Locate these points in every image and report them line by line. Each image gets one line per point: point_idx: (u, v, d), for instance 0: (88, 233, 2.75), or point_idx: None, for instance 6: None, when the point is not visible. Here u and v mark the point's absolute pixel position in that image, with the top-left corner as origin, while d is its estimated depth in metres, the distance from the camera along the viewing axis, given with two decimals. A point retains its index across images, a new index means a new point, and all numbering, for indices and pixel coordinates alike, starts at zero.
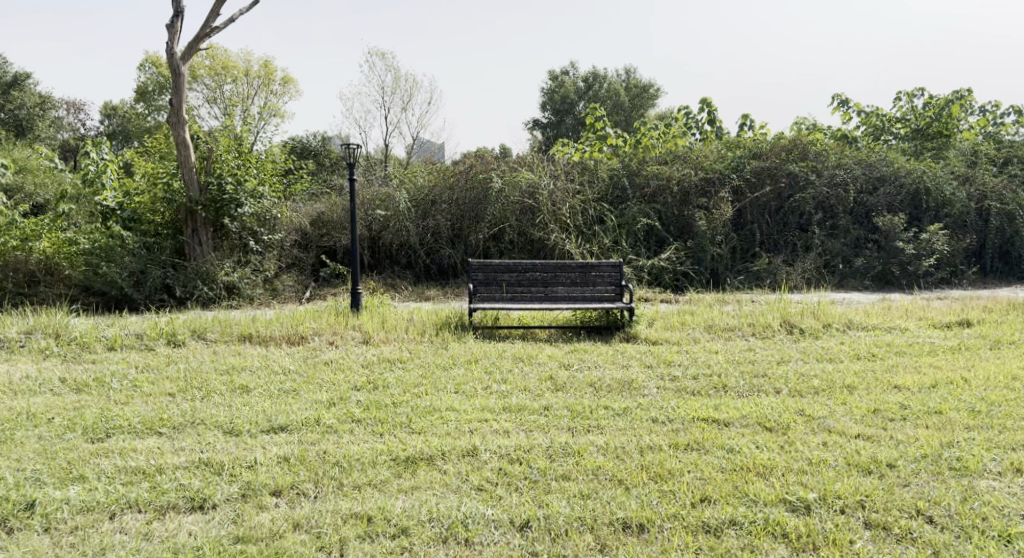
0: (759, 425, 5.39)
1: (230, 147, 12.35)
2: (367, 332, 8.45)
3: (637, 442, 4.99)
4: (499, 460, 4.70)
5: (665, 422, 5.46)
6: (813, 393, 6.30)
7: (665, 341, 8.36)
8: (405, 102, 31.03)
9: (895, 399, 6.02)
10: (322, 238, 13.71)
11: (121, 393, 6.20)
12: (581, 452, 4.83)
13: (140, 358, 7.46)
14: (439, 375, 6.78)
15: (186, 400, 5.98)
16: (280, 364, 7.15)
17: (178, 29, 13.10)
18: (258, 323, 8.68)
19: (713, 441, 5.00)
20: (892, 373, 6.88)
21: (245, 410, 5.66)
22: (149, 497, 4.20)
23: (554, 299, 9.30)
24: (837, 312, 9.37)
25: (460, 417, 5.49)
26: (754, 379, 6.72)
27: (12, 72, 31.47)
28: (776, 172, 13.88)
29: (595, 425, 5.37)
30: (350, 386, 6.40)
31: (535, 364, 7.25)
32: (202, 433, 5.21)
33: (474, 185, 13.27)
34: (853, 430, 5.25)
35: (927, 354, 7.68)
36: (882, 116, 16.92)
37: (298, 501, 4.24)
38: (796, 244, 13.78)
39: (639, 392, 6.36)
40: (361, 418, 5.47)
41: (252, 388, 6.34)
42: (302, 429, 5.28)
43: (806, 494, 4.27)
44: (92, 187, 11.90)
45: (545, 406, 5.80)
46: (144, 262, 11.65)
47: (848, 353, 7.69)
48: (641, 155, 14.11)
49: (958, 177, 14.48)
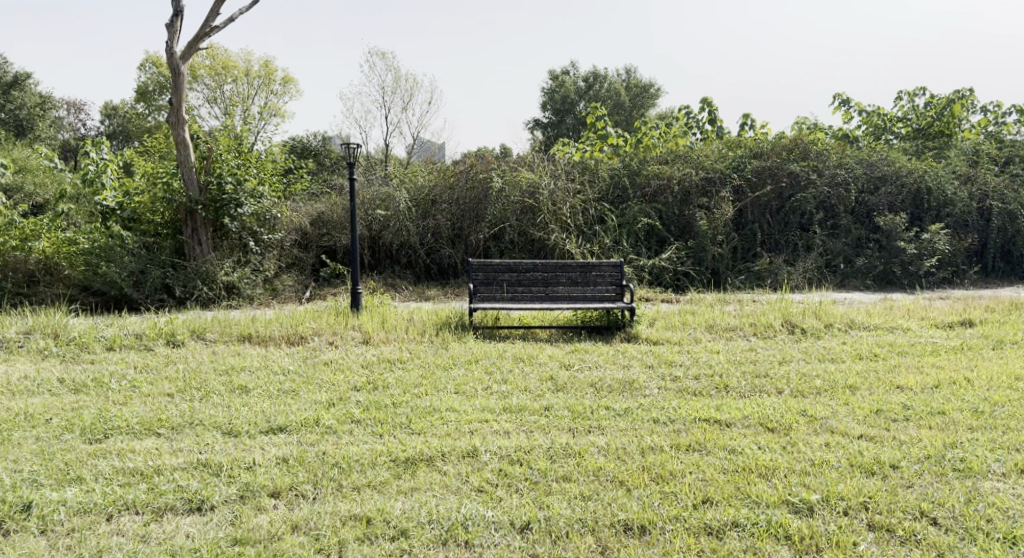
0: (761, 426, 5.36)
1: (230, 147, 12.31)
2: (367, 332, 8.42)
3: (639, 443, 4.96)
4: (499, 462, 4.67)
5: (666, 423, 5.43)
6: (815, 393, 6.27)
7: (666, 341, 8.33)
8: (405, 102, 31.02)
9: (898, 399, 5.99)
10: (322, 238, 13.68)
11: (120, 394, 6.17)
12: (582, 452, 4.80)
13: (139, 358, 7.43)
14: (439, 375, 6.75)
15: (185, 401, 5.95)
16: (280, 364, 7.12)
17: (178, 29, 13.08)
18: (257, 324, 8.64)
19: (714, 442, 4.97)
20: (894, 373, 6.84)
21: (244, 410, 5.63)
22: (146, 499, 4.17)
23: (554, 299, 9.27)
24: (839, 312, 9.34)
25: (460, 418, 5.46)
26: (756, 379, 6.69)
27: (12, 72, 31.44)
28: (777, 172, 13.84)
29: (596, 426, 5.34)
30: (350, 387, 6.37)
31: (536, 364, 7.22)
32: (201, 434, 5.18)
33: (474, 185, 13.24)
34: (856, 430, 5.22)
35: (929, 354, 7.64)
36: (883, 116, 16.88)
37: (296, 503, 4.21)
38: (797, 244, 13.74)
39: (640, 392, 6.33)
40: (360, 419, 5.44)
41: (251, 388, 6.31)
42: (301, 429, 5.25)
43: (809, 495, 4.24)
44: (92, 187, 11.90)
45: (546, 407, 5.77)
46: (143, 262, 11.62)
47: (850, 353, 7.66)
48: (642, 155, 14.07)
49: (960, 176, 14.43)
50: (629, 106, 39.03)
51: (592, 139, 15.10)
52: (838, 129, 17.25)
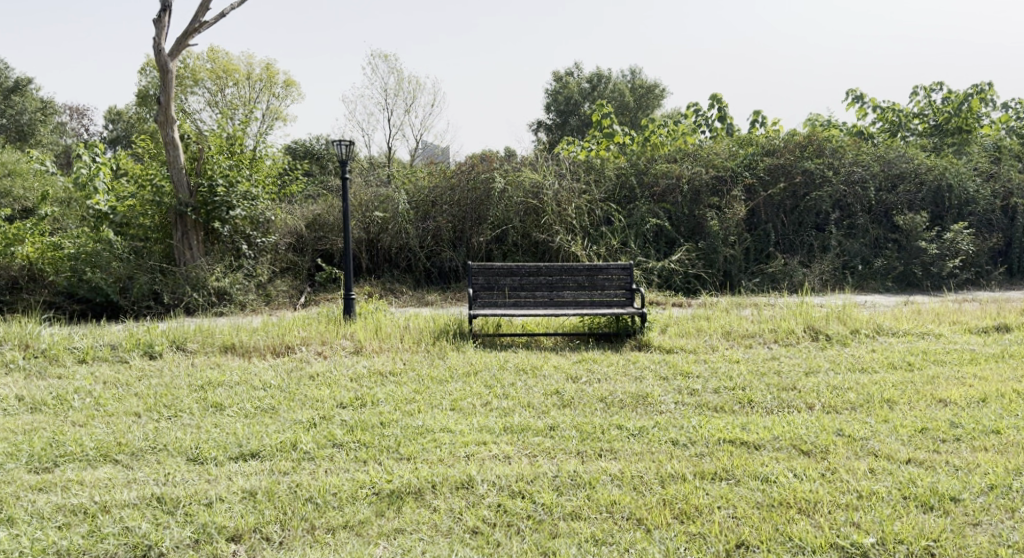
0: (795, 449, 4.75)
1: (223, 147, 11.80)
2: (358, 342, 7.83)
3: (657, 470, 4.36)
4: (498, 495, 4.08)
5: (687, 445, 4.83)
6: (850, 409, 5.66)
7: (680, 350, 7.72)
8: (408, 105, 30.38)
9: (942, 416, 5.37)
10: (318, 241, 13.04)
11: (81, 413, 5.60)
12: (593, 483, 4.20)
13: (111, 372, 6.85)
14: (434, 390, 6.14)
15: (151, 421, 5.37)
16: (262, 378, 6.51)
17: (165, 24, 12.56)
18: (242, 333, 8.06)
19: (744, 469, 4.37)
20: (934, 385, 6.22)
21: (215, 432, 5.06)
22: (84, 545, 3.61)
23: (560, 304, 8.66)
24: (864, 317, 8.69)
25: (456, 441, 4.87)
26: (783, 392, 6.09)
27: (13, 78, 30.96)
28: (791, 170, 13.23)
29: (608, 450, 4.73)
30: (335, 404, 5.76)
31: (540, 377, 6.60)
32: (162, 461, 4.60)
33: (475, 185, 12.65)
34: (901, 454, 4.61)
35: (968, 363, 7.01)
36: (898, 112, 16.15)
37: (259, 549, 3.64)
38: (813, 244, 13.12)
39: (655, 407, 5.71)
40: (343, 442, 4.85)
41: (226, 406, 5.74)
42: (276, 455, 4.67)
43: (861, 537, 3.64)
44: (85, 191, 11.21)
45: (551, 426, 5.16)
46: (132, 268, 11.10)
47: (882, 362, 7.05)
48: (649, 153, 13.46)
49: (982, 173, 13.81)
50: (634, 108, 38.56)
51: (600, 138, 14.53)
52: (852, 126, 16.63)
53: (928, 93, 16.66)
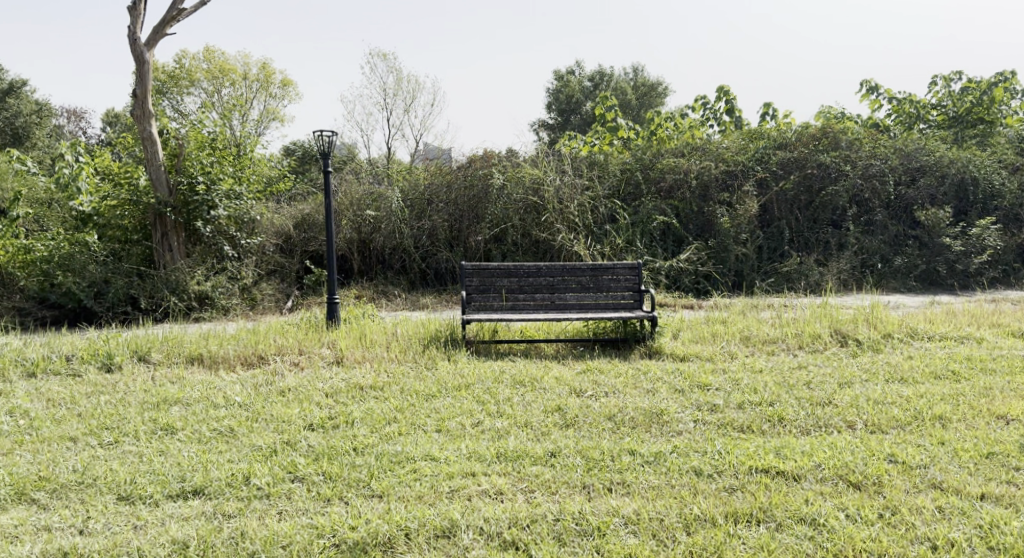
0: (843, 481, 3.98)
1: (203, 143, 10.94)
2: (340, 351, 7.07)
3: (680, 511, 3.62)
4: (486, 547, 3.37)
5: (713, 477, 4.05)
6: (897, 428, 4.88)
7: (695, 358, 6.95)
8: (407, 105, 29.72)
9: (1008, 436, 4.59)
10: (308, 242, 12.27)
11: (8, 438, 4.85)
12: (602, 530, 3.47)
13: (57, 388, 6.08)
14: (419, 408, 5.36)
15: (86, 449, 4.61)
16: (225, 394, 5.75)
17: (141, 11, 11.82)
18: (212, 342, 7.30)
19: (784, 509, 3.62)
20: (988, 399, 5.43)
21: (157, 462, 4.30)
22: None
23: (562, 308, 7.91)
24: (894, 319, 7.91)
25: (439, 472, 4.09)
26: (817, 408, 5.30)
27: (8, 80, 30.24)
28: (805, 163, 12.44)
29: (621, 482, 3.98)
30: (303, 426, 4.99)
31: (539, 391, 5.83)
32: (87, 501, 3.85)
33: (472, 182, 11.87)
34: (973, 487, 3.84)
35: (1021, 371, 6.22)
36: (915, 102, 15.35)
37: None
38: (829, 242, 12.32)
39: (671, 427, 4.94)
40: (305, 475, 4.09)
41: (179, 429, 4.99)
42: (225, 492, 3.91)
43: None
44: (67, 192, 10.44)
45: (552, 452, 4.39)
46: (108, 271, 10.32)
47: (924, 371, 6.26)
48: (655, 147, 12.66)
49: (1007, 165, 13.02)
50: (636, 106, 37.83)
51: (602, 133, 13.76)
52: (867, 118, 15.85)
53: (947, 82, 15.89)
